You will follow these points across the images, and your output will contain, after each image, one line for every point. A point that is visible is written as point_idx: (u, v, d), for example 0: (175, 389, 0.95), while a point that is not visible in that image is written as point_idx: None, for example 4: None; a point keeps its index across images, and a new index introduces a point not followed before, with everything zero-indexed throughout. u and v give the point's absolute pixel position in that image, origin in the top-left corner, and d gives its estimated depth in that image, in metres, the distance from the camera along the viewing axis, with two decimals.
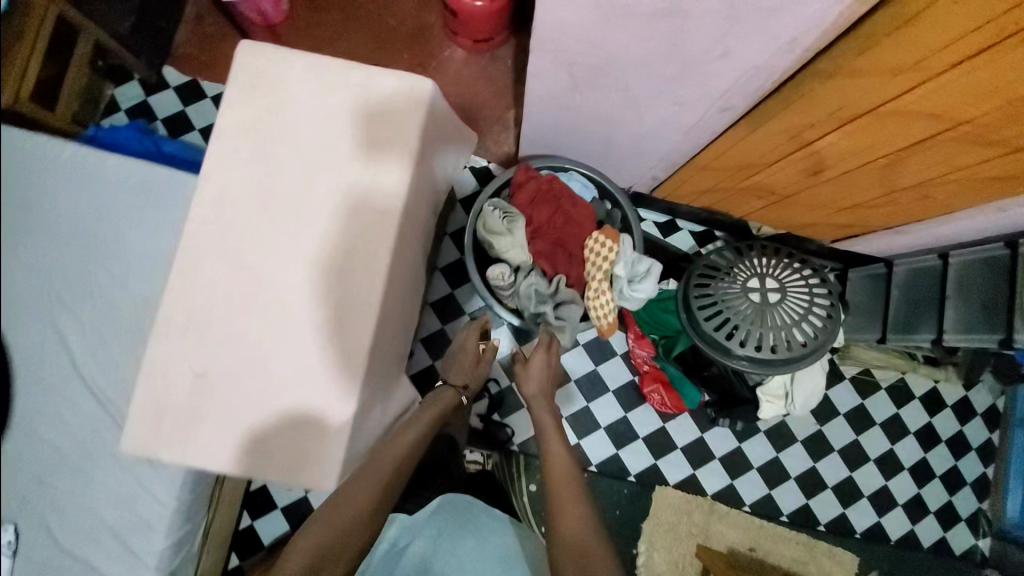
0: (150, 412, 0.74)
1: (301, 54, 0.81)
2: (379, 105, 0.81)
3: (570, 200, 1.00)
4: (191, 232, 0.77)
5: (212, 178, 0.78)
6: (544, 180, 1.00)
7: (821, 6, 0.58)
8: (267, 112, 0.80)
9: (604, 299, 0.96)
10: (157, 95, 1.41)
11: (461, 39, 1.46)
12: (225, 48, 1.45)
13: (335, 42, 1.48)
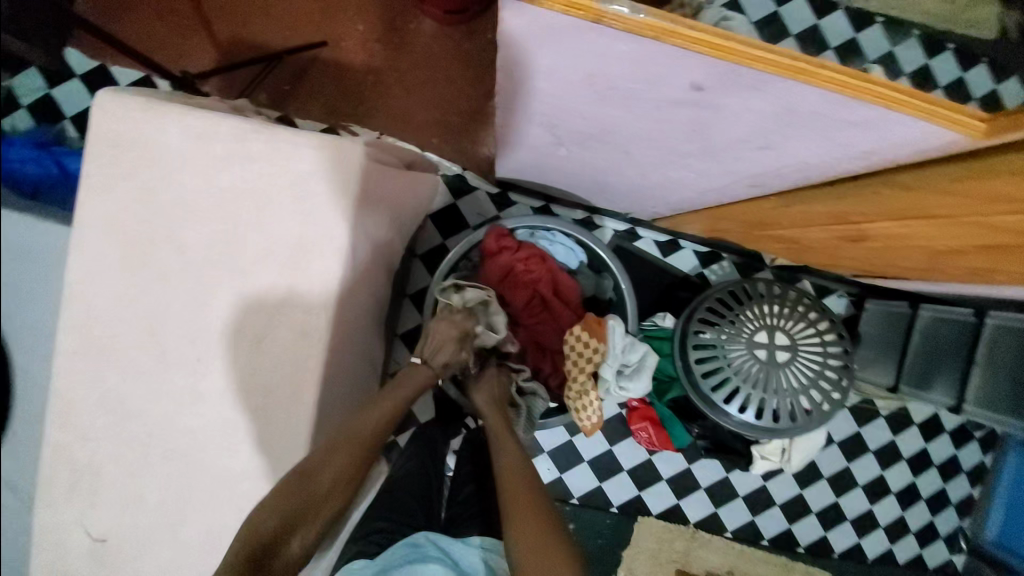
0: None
1: (178, 118, 0.62)
2: (292, 201, 0.63)
3: (547, 283, 0.92)
4: (67, 367, 0.64)
5: (84, 295, 0.63)
6: (521, 257, 0.91)
7: (912, 134, 0.39)
8: (146, 208, 0.62)
9: (592, 402, 0.87)
10: (60, 88, 1.15)
11: (427, 7, 1.14)
12: (130, 19, 1.14)
13: (269, 9, 1.17)
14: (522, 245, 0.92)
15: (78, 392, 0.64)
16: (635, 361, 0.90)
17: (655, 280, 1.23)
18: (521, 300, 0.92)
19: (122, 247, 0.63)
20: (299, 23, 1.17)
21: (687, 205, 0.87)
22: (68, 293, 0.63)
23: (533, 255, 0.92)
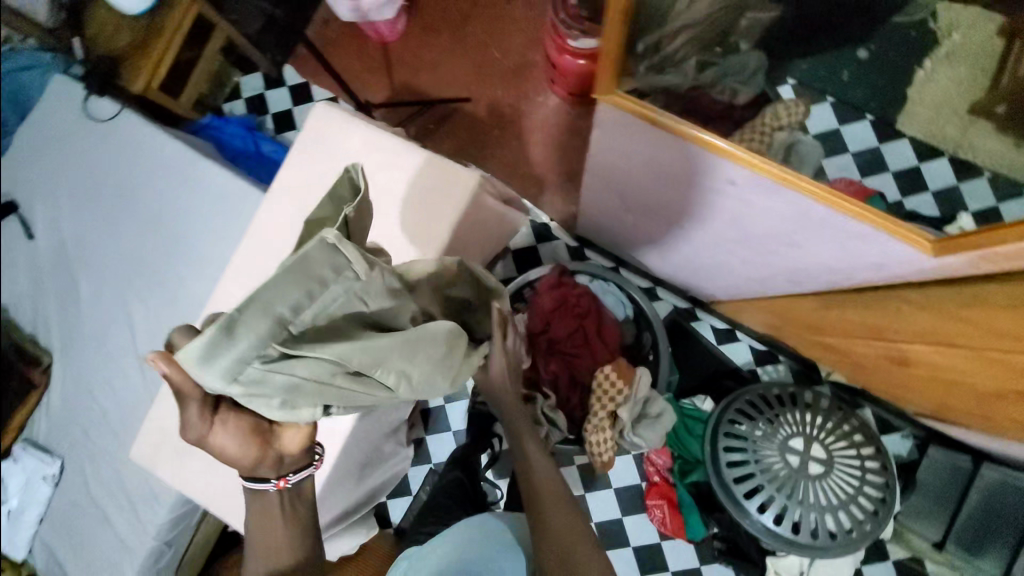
0: (158, 432, 0.86)
1: (359, 128, 0.86)
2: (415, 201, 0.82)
3: (593, 321, 1.01)
4: (225, 280, 0.86)
5: (256, 234, 0.87)
6: (575, 293, 1.02)
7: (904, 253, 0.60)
8: (315, 183, 0.86)
9: (605, 439, 0.93)
10: (274, 92, 1.53)
11: (557, 87, 1.38)
12: (337, 55, 1.51)
13: (436, 65, 1.48)
14: (574, 285, 1.03)
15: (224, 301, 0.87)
16: (652, 413, 0.95)
17: (703, 364, 1.26)
18: (559, 330, 0.99)
19: (288, 210, 0.86)
20: (455, 81, 1.46)
21: (740, 292, 0.94)
22: (247, 231, 0.87)
23: (584, 296, 1.02)
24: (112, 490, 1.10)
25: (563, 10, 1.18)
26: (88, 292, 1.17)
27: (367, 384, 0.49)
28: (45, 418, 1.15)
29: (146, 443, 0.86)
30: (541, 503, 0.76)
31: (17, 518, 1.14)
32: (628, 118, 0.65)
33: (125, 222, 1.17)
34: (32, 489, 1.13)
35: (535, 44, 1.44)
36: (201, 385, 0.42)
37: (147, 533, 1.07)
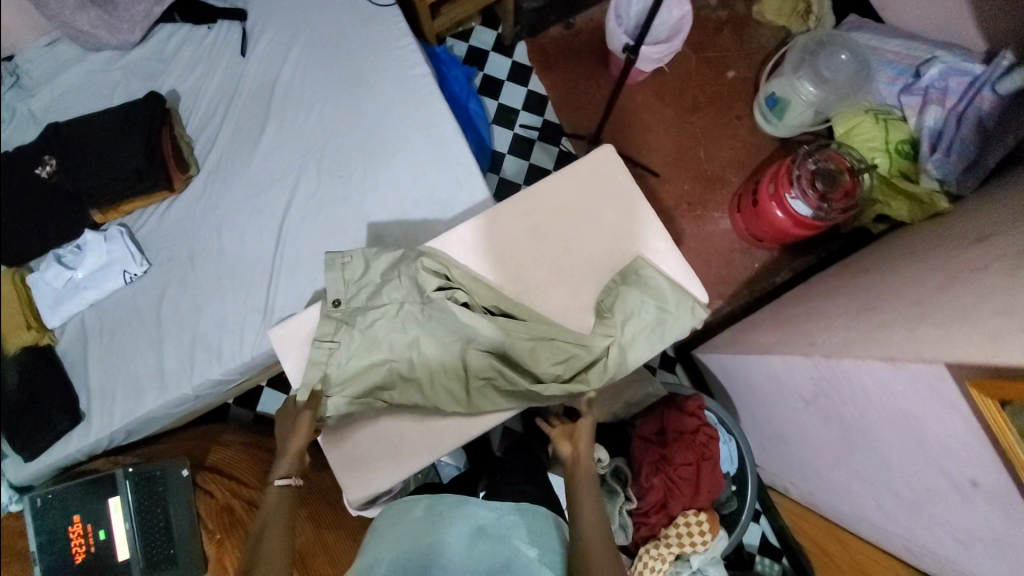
0: (306, 326, 0.85)
1: (627, 188, 0.88)
2: (650, 282, 0.82)
3: (710, 467, 0.94)
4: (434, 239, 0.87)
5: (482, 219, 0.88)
6: (708, 433, 0.96)
7: None
8: (560, 209, 0.87)
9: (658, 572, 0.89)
10: (499, 58, 1.55)
11: (740, 218, 1.41)
12: (572, 64, 1.54)
13: (648, 129, 1.51)
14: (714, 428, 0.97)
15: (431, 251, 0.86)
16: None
17: None
18: (680, 460, 0.94)
19: (530, 212, 0.87)
20: (656, 153, 1.50)
21: (818, 508, 0.99)
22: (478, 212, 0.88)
23: (714, 440, 0.96)
24: (173, 325, 1.07)
25: (801, 172, 1.24)
26: (267, 136, 1.13)
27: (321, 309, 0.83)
28: (156, 218, 1.12)
29: (289, 328, 0.85)
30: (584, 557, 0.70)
31: (75, 290, 1.07)
32: (957, 403, 0.57)
33: (337, 97, 1.14)
34: (105, 273, 1.07)
35: (741, 169, 1.49)
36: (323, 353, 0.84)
37: (190, 382, 1.04)
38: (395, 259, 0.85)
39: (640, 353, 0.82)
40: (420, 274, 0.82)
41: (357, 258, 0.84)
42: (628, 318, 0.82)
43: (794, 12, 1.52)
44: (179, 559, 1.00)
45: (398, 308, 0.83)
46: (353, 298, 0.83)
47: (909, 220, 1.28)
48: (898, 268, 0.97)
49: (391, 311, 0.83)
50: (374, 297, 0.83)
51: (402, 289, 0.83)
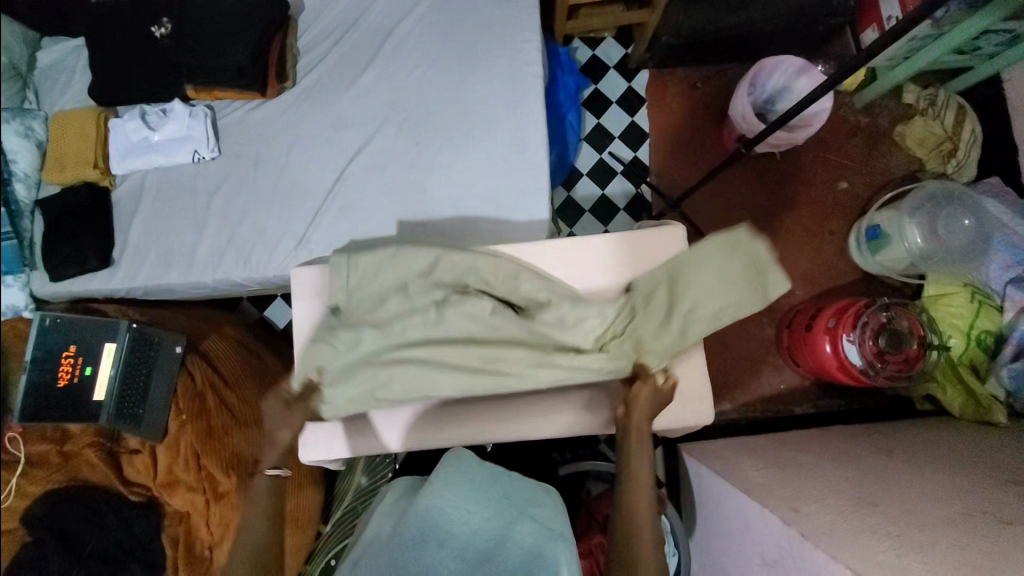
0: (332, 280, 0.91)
1: None
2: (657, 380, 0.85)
3: None
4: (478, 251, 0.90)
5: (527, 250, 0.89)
6: None
7: None
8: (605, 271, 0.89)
9: None
10: (617, 79, 1.50)
11: (786, 335, 1.35)
12: (686, 112, 1.47)
13: (733, 207, 1.44)
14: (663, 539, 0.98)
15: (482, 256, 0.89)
16: None
17: None
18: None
19: (583, 244, 0.90)
20: None
21: None
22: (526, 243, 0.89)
23: None
24: (218, 217, 1.11)
25: (871, 319, 1.15)
26: (367, 76, 1.14)
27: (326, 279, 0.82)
28: (240, 113, 1.16)
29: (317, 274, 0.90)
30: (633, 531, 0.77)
31: (146, 148, 1.13)
32: None
33: (445, 65, 1.13)
34: (178, 144, 1.12)
35: (809, 285, 1.40)
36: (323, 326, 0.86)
37: (212, 275, 1.09)
38: (394, 282, 0.81)
39: (681, 335, 0.76)
40: (418, 283, 0.81)
41: (354, 272, 0.81)
42: (675, 303, 0.76)
43: (936, 149, 1.39)
44: (143, 422, 1.07)
45: (385, 317, 0.81)
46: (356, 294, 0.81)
47: (956, 414, 1.19)
48: (919, 467, 0.90)
49: (377, 306, 0.81)
50: (372, 307, 0.81)
51: (408, 287, 0.80)
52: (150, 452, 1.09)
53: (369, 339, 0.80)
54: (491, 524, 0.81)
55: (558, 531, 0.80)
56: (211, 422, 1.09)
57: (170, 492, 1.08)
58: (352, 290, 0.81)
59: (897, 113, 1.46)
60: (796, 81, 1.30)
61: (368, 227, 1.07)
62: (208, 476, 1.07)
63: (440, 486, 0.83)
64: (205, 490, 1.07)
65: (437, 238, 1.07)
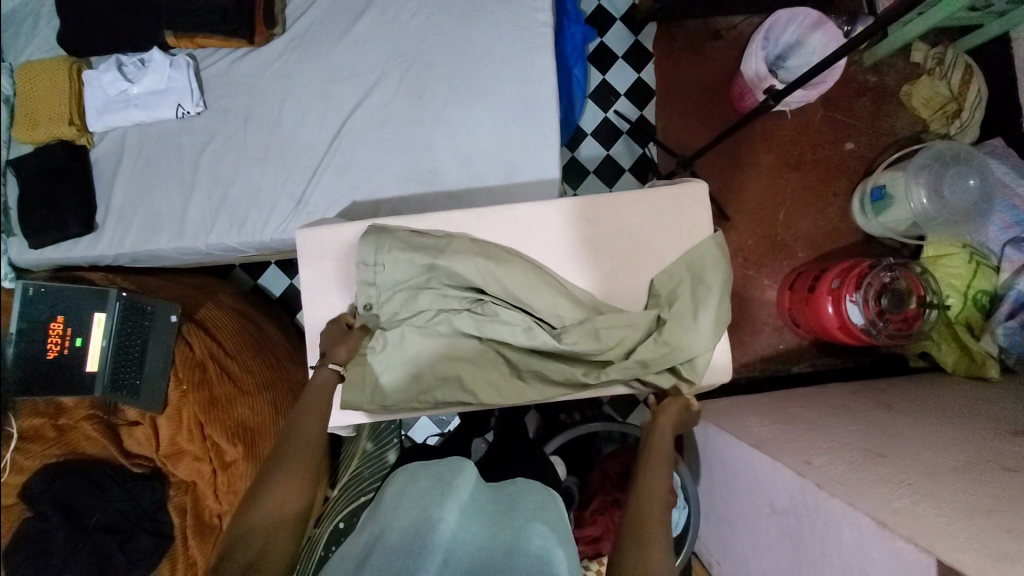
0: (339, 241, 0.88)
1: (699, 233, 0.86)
2: None
3: None
4: (493, 212, 0.87)
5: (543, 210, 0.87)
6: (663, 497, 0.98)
7: None
8: (624, 231, 0.86)
9: None
10: (623, 33, 1.44)
11: (788, 295, 1.36)
12: (695, 66, 1.41)
13: (739, 168, 1.42)
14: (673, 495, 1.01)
15: (497, 215, 0.86)
16: None
17: None
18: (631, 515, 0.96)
19: (600, 202, 0.86)
20: (736, 196, 1.41)
21: None
22: (542, 203, 0.87)
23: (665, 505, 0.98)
24: (207, 179, 1.05)
25: (873, 280, 1.16)
26: (362, 23, 1.06)
27: (365, 261, 0.82)
28: (225, 63, 1.07)
29: (320, 237, 0.88)
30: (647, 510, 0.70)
31: (124, 103, 1.04)
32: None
33: (448, 12, 1.05)
34: (160, 98, 1.03)
35: (811, 246, 1.41)
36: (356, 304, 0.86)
37: (205, 239, 1.03)
38: (430, 282, 0.82)
39: (709, 335, 0.80)
40: (454, 287, 0.83)
41: (385, 264, 0.82)
42: (698, 300, 0.81)
43: (940, 110, 1.38)
44: (142, 394, 1.03)
45: (424, 317, 0.83)
46: (398, 280, 0.83)
47: (949, 370, 1.22)
48: (921, 420, 0.93)
49: (415, 306, 0.83)
50: (410, 308, 0.83)
51: (444, 291, 0.82)
52: (151, 424, 1.06)
53: (409, 336, 0.83)
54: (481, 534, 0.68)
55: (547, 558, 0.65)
56: (214, 391, 1.06)
57: (175, 462, 1.06)
58: (388, 288, 0.83)
59: (904, 71, 1.44)
60: (810, 35, 1.27)
61: (370, 187, 1.02)
62: (213, 446, 1.05)
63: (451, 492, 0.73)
64: (212, 459, 1.05)
65: (444, 198, 1.03)
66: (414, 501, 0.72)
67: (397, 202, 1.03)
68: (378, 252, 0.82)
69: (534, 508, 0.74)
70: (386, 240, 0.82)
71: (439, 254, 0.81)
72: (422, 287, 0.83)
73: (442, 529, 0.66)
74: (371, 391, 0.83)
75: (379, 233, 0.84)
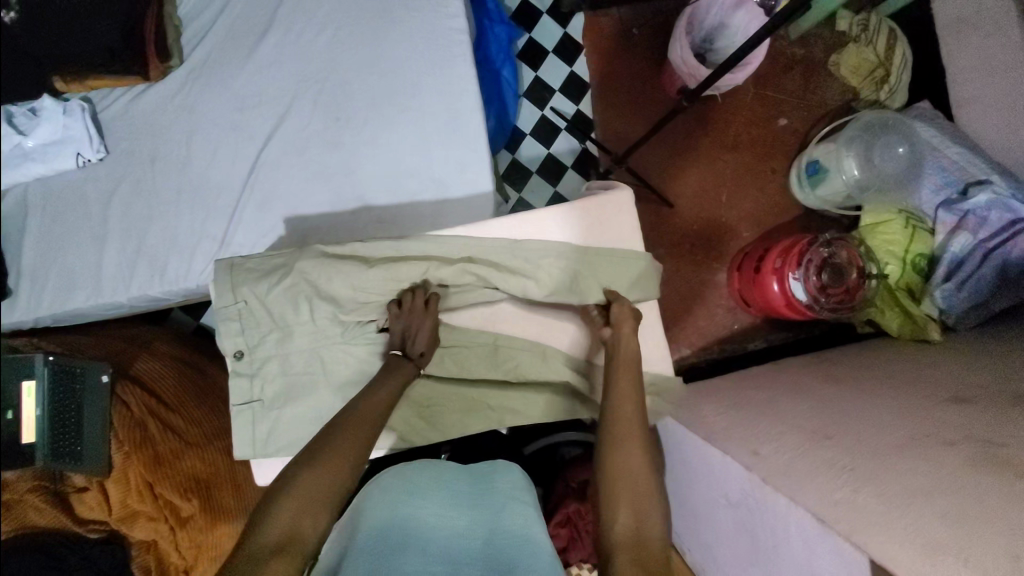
0: None
1: (629, 237, 0.85)
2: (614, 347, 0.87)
3: None
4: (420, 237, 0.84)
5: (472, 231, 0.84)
6: None
7: None
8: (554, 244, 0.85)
9: None
10: (550, 26, 1.40)
11: (735, 275, 1.38)
12: (624, 55, 1.40)
13: (678, 154, 1.41)
14: None
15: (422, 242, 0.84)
16: None
17: None
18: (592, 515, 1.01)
19: (533, 218, 0.84)
20: (678, 183, 1.41)
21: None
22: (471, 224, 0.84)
23: None
24: (122, 234, 0.99)
25: (813, 256, 1.19)
26: (267, 45, 1.01)
27: (261, 280, 0.76)
28: (125, 102, 1.01)
29: None
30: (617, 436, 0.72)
31: (20, 158, 0.97)
32: None
33: (356, 26, 1.01)
34: (57, 150, 0.97)
35: (757, 225, 1.42)
36: (249, 341, 0.78)
37: (127, 293, 0.98)
38: (331, 299, 0.77)
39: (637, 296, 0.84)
40: (315, 300, 0.77)
41: (282, 282, 0.76)
42: (622, 271, 0.84)
43: (869, 76, 1.38)
44: (85, 457, 0.97)
45: (304, 335, 0.79)
46: (298, 297, 0.77)
47: (895, 334, 1.24)
48: (865, 393, 0.95)
49: (286, 329, 0.78)
50: (282, 344, 0.79)
51: (310, 314, 0.77)
52: (101, 487, 1.00)
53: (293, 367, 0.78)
54: (476, 522, 0.72)
55: (525, 537, 0.70)
56: (158, 449, 1.03)
57: (130, 525, 1.01)
58: (287, 305, 0.77)
59: (832, 41, 1.45)
60: (733, 15, 1.25)
61: (295, 220, 0.98)
62: (167, 503, 1.02)
63: (418, 488, 0.75)
64: (167, 517, 1.02)
65: (374, 224, 0.99)
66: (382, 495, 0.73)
67: (328, 230, 0.99)
68: (278, 269, 0.77)
69: (508, 494, 0.77)
70: (241, 275, 0.76)
71: (291, 274, 0.76)
72: (326, 300, 0.77)
73: (425, 524, 0.70)
74: (261, 439, 0.79)
75: (230, 271, 0.77)
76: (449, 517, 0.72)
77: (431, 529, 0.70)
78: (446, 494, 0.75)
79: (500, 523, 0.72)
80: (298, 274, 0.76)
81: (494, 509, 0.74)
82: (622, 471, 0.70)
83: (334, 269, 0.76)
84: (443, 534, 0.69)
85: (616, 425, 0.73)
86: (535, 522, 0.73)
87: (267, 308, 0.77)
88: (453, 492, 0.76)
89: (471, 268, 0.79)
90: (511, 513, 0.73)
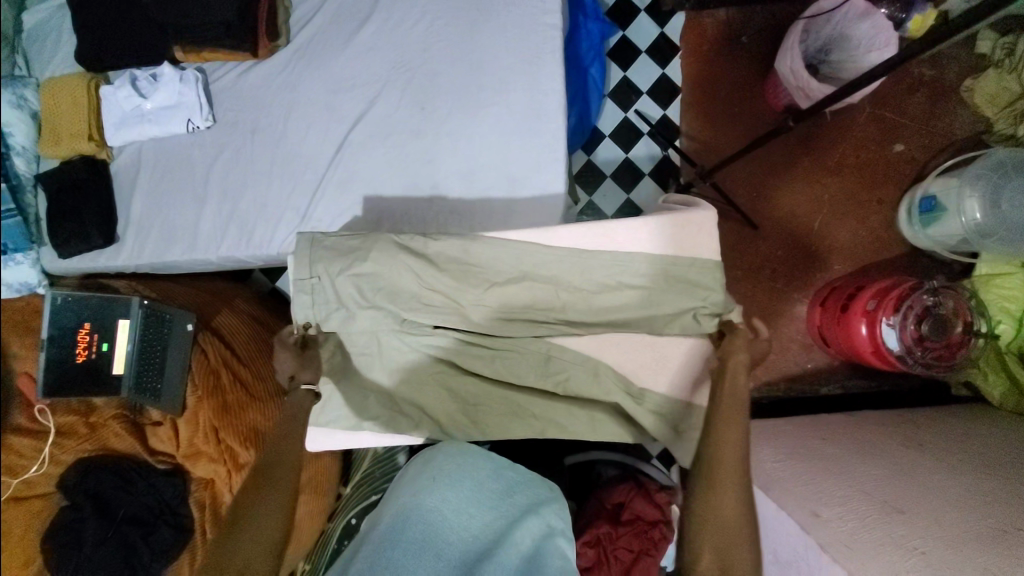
0: None
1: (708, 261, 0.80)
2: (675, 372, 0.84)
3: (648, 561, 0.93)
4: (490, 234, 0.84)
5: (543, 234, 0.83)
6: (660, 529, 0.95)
7: None
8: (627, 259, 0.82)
9: None
10: (647, 25, 1.34)
11: (817, 310, 1.26)
12: (723, 62, 1.32)
13: (770, 173, 1.31)
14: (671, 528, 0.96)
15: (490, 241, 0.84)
16: None
17: None
18: (622, 542, 0.94)
19: (605, 228, 0.81)
20: (765, 203, 1.31)
21: None
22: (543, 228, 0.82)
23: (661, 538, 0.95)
24: (218, 197, 1.06)
25: (915, 303, 1.07)
26: (366, 31, 1.03)
27: (334, 262, 0.79)
28: (233, 74, 1.08)
29: None
30: (712, 472, 0.73)
31: (140, 118, 1.06)
32: None
33: (453, 16, 1.01)
34: (171, 113, 1.05)
35: (848, 259, 1.30)
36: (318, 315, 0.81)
37: (215, 251, 1.06)
38: (399, 287, 0.79)
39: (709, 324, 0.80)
40: (384, 284, 0.79)
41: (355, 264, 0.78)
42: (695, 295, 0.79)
43: (1007, 108, 1.20)
44: (162, 396, 1.06)
45: (369, 317, 0.81)
46: (367, 278, 0.79)
47: (999, 404, 1.11)
48: (952, 465, 0.86)
49: (353, 307, 0.81)
50: (347, 322, 0.81)
51: (377, 297, 0.79)
52: (172, 424, 1.09)
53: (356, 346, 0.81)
54: (491, 527, 0.74)
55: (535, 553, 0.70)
56: (226, 398, 1.10)
57: (194, 462, 1.10)
58: (356, 287, 0.79)
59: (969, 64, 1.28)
60: (855, 27, 1.13)
61: (372, 202, 1.01)
62: (227, 448, 1.09)
63: (437, 477, 0.76)
64: (226, 461, 1.09)
65: (445, 215, 0.99)
66: (412, 478, 0.79)
67: (401, 215, 1.01)
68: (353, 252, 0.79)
69: (532, 502, 0.76)
70: (319, 252, 0.79)
71: (365, 258, 0.78)
72: (394, 287, 0.79)
73: (444, 523, 0.74)
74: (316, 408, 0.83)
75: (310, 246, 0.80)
76: (465, 517, 0.75)
77: (448, 528, 0.74)
78: (466, 489, 0.76)
79: (517, 530, 0.72)
80: (371, 257, 0.78)
81: (517, 512, 0.75)
82: (711, 509, 0.72)
83: (408, 258, 0.78)
84: (457, 538, 0.73)
85: (717, 462, 0.73)
86: (552, 538, 0.72)
87: (337, 288, 0.79)
88: (474, 487, 0.77)
89: (537, 282, 0.79)
90: (524, 525, 0.72)
